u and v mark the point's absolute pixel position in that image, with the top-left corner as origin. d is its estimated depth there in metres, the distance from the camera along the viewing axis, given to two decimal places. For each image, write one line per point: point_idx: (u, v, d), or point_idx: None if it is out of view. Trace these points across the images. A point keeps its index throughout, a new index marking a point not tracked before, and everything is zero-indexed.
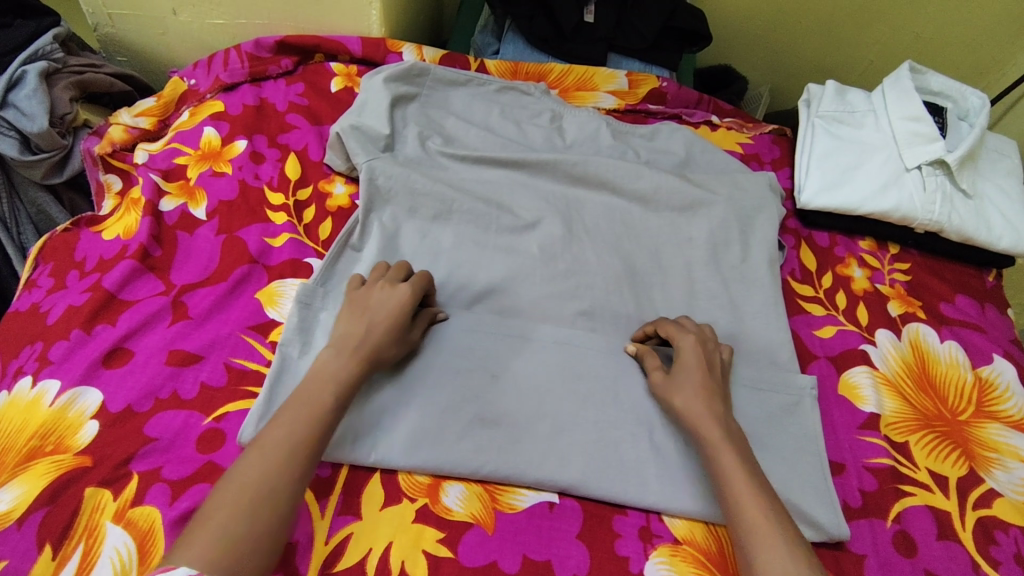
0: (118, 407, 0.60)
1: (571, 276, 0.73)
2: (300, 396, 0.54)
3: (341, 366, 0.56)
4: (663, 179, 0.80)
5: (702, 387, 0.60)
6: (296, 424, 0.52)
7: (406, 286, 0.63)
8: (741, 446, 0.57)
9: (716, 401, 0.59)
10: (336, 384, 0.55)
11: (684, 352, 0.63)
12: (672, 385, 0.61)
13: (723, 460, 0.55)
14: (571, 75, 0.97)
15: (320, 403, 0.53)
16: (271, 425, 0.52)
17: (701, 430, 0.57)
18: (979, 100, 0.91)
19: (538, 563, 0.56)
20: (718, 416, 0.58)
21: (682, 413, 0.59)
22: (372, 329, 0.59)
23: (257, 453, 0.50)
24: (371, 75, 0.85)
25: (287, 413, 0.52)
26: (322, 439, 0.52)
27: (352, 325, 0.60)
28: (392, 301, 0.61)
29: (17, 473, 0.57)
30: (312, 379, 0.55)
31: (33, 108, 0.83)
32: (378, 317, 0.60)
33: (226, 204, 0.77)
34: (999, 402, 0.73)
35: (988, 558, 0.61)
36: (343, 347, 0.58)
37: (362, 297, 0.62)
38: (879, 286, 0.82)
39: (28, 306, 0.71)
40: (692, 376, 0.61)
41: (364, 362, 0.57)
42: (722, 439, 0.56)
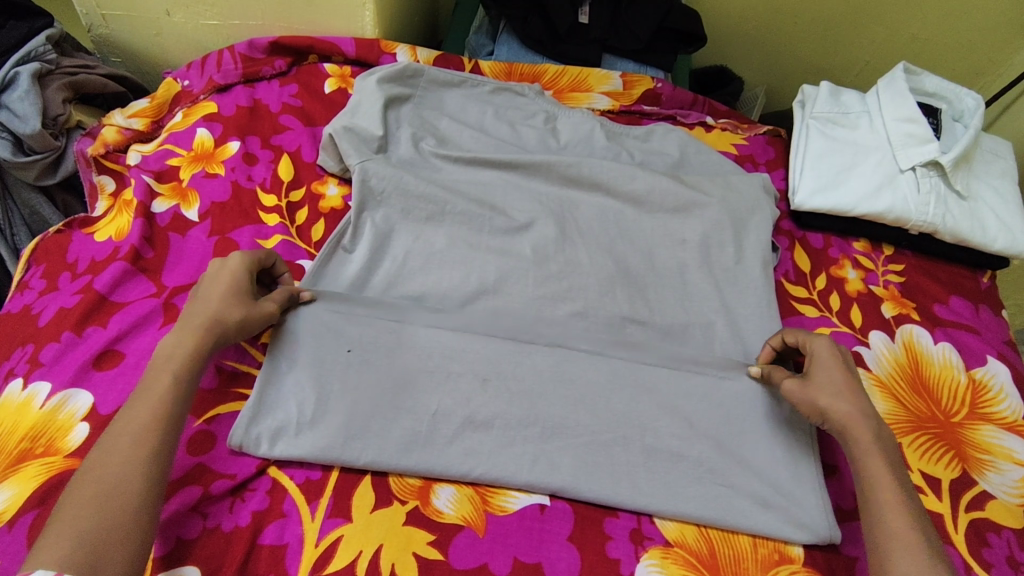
0: (108, 410, 0.60)
1: (564, 277, 0.73)
2: (144, 386, 0.54)
3: (180, 341, 0.56)
4: (657, 180, 0.80)
5: (851, 386, 0.61)
6: (138, 414, 0.52)
7: (236, 256, 0.63)
8: (893, 453, 0.57)
9: (867, 401, 0.60)
10: (178, 364, 0.55)
11: (820, 354, 0.63)
12: (814, 388, 0.61)
13: (869, 467, 0.56)
14: (566, 76, 0.97)
15: (163, 387, 0.54)
16: (119, 417, 0.52)
17: (854, 434, 0.58)
18: (974, 101, 0.91)
19: (528, 565, 0.55)
20: (868, 417, 0.59)
21: (835, 412, 0.59)
22: (207, 302, 0.59)
23: (100, 450, 0.50)
24: (365, 76, 0.85)
25: (130, 405, 0.53)
26: (173, 422, 0.53)
27: (190, 306, 0.60)
28: (221, 272, 0.61)
29: (8, 475, 0.57)
30: (154, 366, 0.55)
31: (26, 109, 0.83)
32: (212, 290, 0.60)
33: (218, 206, 0.77)
34: (992, 403, 0.73)
35: (981, 561, 0.61)
36: (179, 327, 0.58)
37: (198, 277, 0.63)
38: (873, 288, 0.81)
39: (20, 308, 0.71)
40: (835, 375, 0.61)
41: (201, 334, 0.57)
42: (872, 444, 0.57)
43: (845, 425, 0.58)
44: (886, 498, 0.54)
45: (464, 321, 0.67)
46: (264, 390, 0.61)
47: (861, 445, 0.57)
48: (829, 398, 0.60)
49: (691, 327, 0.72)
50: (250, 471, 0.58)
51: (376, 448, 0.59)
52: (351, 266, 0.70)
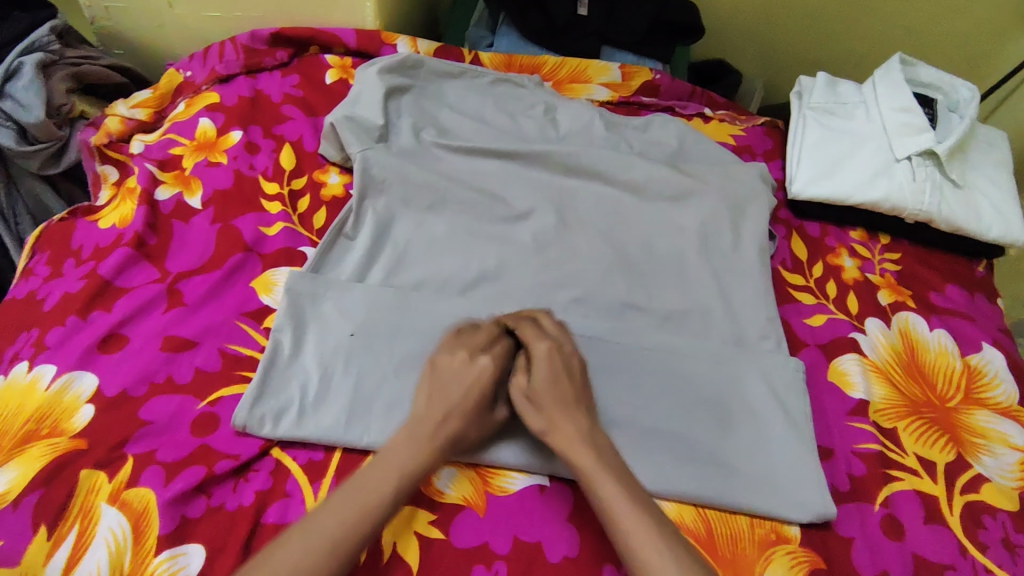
0: (113, 392, 0.61)
1: (563, 264, 0.73)
2: (365, 484, 0.50)
3: (415, 458, 0.52)
4: (654, 169, 0.82)
5: (562, 402, 0.56)
6: (347, 519, 0.47)
7: (488, 361, 0.58)
8: (615, 463, 0.53)
9: (581, 416, 0.56)
10: (402, 475, 0.51)
11: (539, 361, 0.58)
12: (529, 402, 0.57)
13: (590, 475, 0.52)
14: (565, 67, 0.98)
15: (380, 498, 0.49)
16: (322, 514, 0.48)
17: (571, 453, 0.54)
18: (969, 92, 0.91)
19: (529, 544, 0.56)
20: (583, 433, 0.55)
21: (548, 433, 0.55)
22: (449, 416, 0.55)
23: (297, 545, 0.46)
24: (366, 67, 0.86)
25: (346, 502, 0.48)
26: (367, 541, 0.48)
27: (431, 406, 0.55)
28: (484, 381, 0.57)
29: (13, 455, 0.57)
30: (378, 464, 0.51)
31: (30, 99, 0.84)
32: (454, 401, 0.55)
33: (220, 193, 0.77)
34: (987, 389, 0.73)
35: (975, 542, 0.62)
36: (419, 428, 0.54)
37: (455, 364, 0.57)
38: (869, 276, 0.82)
39: (24, 294, 0.71)
40: (560, 388, 0.57)
41: (435, 451, 0.53)
42: (590, 452, 0.53)
43: (559, 444, 0.54)
44: (614, 510, 0.50)
45: (465, 306, 0.67)
46: (268, 371, 0.62)
47: (579, 462, 0.53)
48: (532, 417, 0.56)
49: (689, 312, 0.73)
50: (253, 452, 0.59)
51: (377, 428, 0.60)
52: (354, 253, 0.71)
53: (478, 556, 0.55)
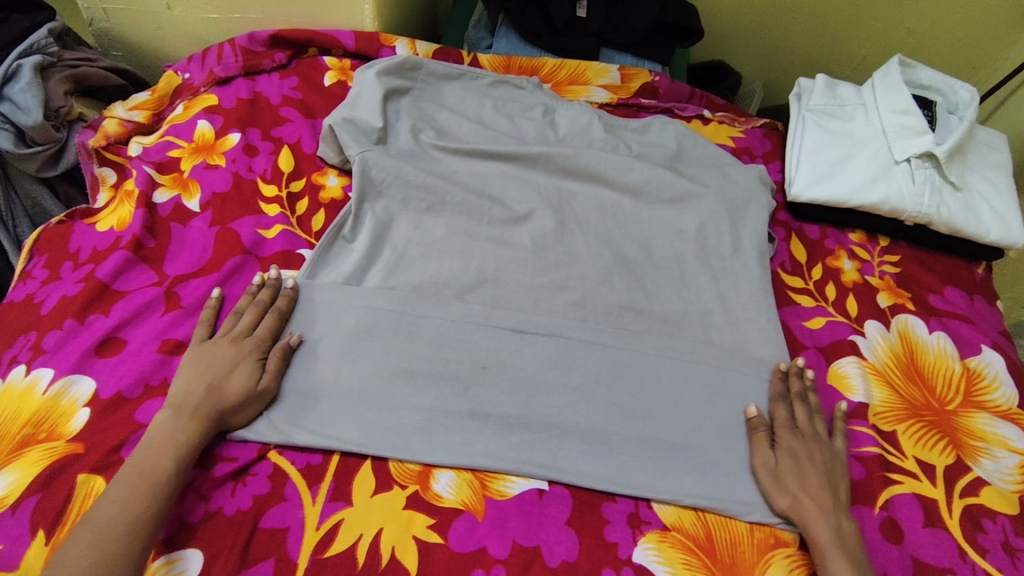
0: (110, 395, 0.61)
1: (561, 268, 0.73)
2: (138, 463, 0.53)
3: (182, 427, 0.56)
4: (654, 171, 0.81)
5: (809, 482, 0.60)
6: (126, 500, 0.51)
7: (251, 337, 0.63)
8: (852, 547, 0.56)
9: (824, 494, 0.59)
10: (175, 447, 0.54)
11: (799, 445, 0.62)
12: (776, 480, 0.61)
13: (832, 566, 0.55)
14: (564, 69, 0.98)
15: (157, 471, 0.53)
16: (99, 501, 0.51)
17: (812, 527, 0.57)
18: (969, 93, 0.91)
19: (528, 549, 0.56)
20: (827, 512, 0.58)
21: (791, 508, 0.59)
22: (214, 385, 0.59)
23: (82, 531, 0.49)
24: (364, 69, 0.86)
25: (121, 484, 0.52)
26: (160, 509, 0.52)
27: (193, 383, 0.59)
28: (237, 357, 0.61)
29: (10, 459, 0.57)
30: (149, 445, 0.55)
31: (28, 101, 0.83)
32: (221, 374, 0.59)
33: (219, 196, 0.77)
34: (986, 392, 0.73)
35: (975, 546, 0.62)
36: (181, 405, 0.57)
37: (206, 352, 0.61)
38: (869, 278, 0.82)
39: (22, 297, 0.71)
40: (805, 468, 0.61)
41: (202, 418, 0.57)
42: (832, 541, 0.56)
43: (804, 518, 0.58)
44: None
45: (463, 311, 0.67)
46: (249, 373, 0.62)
47: (818, 539, 0.56)
48: (778, 494, 0.60)
49: (688, 315, 0.72)
50: (251, 456, 0.59)
51: (375, 433, 0.60)
52: (352, 256, 0.71)
53: (477, 561, 0.55)
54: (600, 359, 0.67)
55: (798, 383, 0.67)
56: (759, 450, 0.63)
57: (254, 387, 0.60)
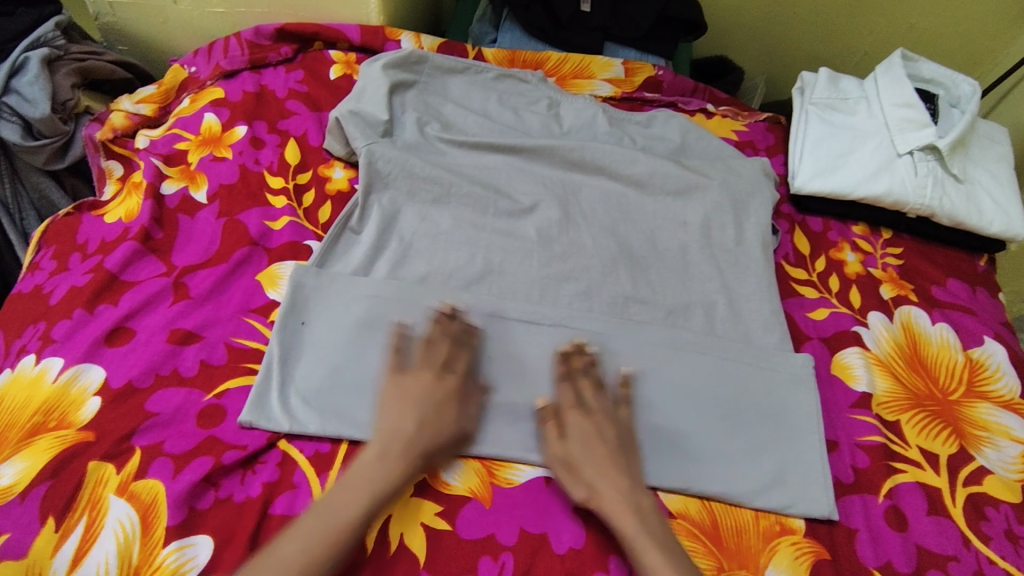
0: (120, 384, 0.61)
1: (567, 258, 0.74)
2: (332, 502, 0.52)
3: (385, 472, 0.54)
4: (659, 164, 0.82)
5: (601, 466, 0.57)
6: (319, 540, 0.50)
7: (453, 379, 0.61)
8: (655, 526, 0.55)
9: (620, 477, 0.57)
10: (371, 492, 0.53)
11: (575, 428, 0.60)
12: (567, 469, 0.58)
13: (646, 556, 0.52)
14: (569, 63, 0.98)
15: (350, 515, 0.51)
16: (292, 534, 0.50)
17: (613, 518, 0.55)
18: (971, 87, 0.92)
19: (535, 536, 0.57)
20: (625, 494, 0.56)
21: (592, 499, 0.56)
22: (421, 430, 0.57)
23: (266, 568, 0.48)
24: (370, 62, 0.86)
25: (309, 523, 0.51)
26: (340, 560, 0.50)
27: (398, 422, 0.58)
28: (437, 396, 0.60)
29: (20, 447, 0.58)
30: (347, 485, 0.53)
31: (35, 94, 0.84)
32: (427, 416, 0.58)
33: (226, 188, 0.77)
34: (989, 382, 0.74)
35: (979, 534, 0.62)
36: (387, 445, 0.56)
37: (406, 387, 0.60)
38: (872, 270, 0.83)
39: (31, 288, 0.72)
40: (594, 449, 0.58)
41: (405, 468, 0.55)
42: (637, 529, 0.54)
43: (604, 507, 0.56)
44: None
45: (470, 300, 0.68)
46: (287, 362, 0.63)
47: (625, 527, 0.54)
48: (575, 486, 0.57)
49: (693, 306, 0.73)
50: (260, 443, 0.59)
51: None
52: (359, 247, 0.71)
53: (484, 547, 0.55)
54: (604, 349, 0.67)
55: (580, 360, 0.64)
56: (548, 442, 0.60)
57: (455, 429, 0.59)
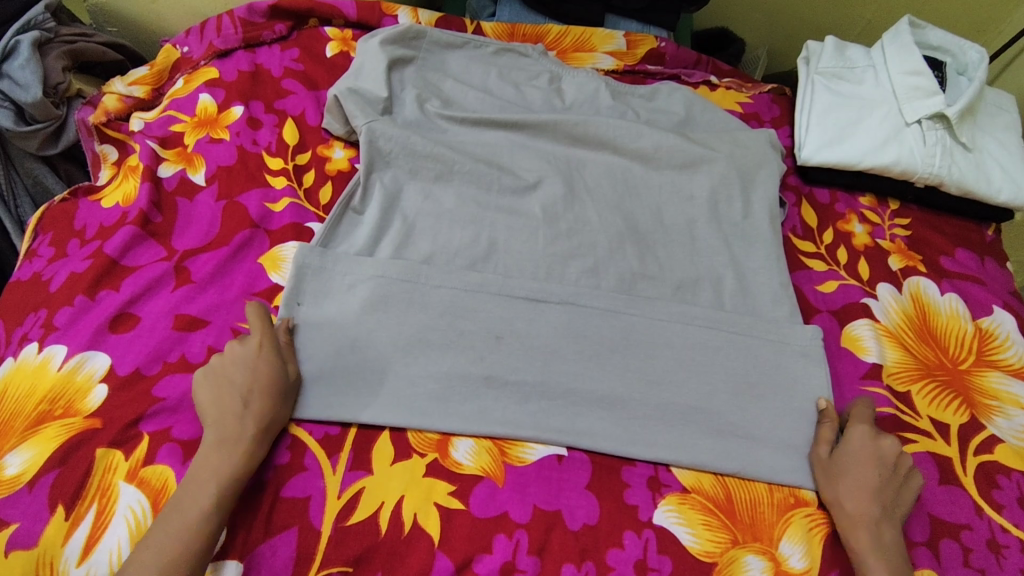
0: (126, 370, 0.60)
1: (574, 236, 0.73)
2: (182, 501, 0.50)
3: (226, 455, 0.53)
4: (663, 138, 0.81)
5: (859, 486, 0.58)
6: (172, 543, 0.48)
7: (256, 335, 0.59)
8: (893, 558, 0.55)
9: (871, 500, 0.57)
10: (218, 481, 0.52)
11: (855, 441, 0.61)
12: (826, 473, 0.60)
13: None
14: (570, 36, 0.96)
15: (201, 509, 0.50)
16: (147, 543, 0.49)
17: (850, 531, 0.56)
18: (978, 54, 0.90)
19: (549, 513, 0.56)
20: (869, 519, 0.56)
21: (835, 507, 0.58)
22: (249, 400, 0.55)
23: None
24: (367, 38, 0.84)
25: (161, 528, 0.49)
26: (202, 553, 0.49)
27: (225, 405, 0.56)
28: (250, 358, 0.58)
29: (26, 436, 0.57)
30: (190, 482, 0.52)
31: (27, 78, 0.82)
32: (243, 384, 0.56)
33: (224, 169, 0.76)
34: (999, 350, 0.74)
35: (991, 502, 0.62)
36: (223, 434, 0.54)
37: (213, 370, 0.57)
38: (880, 242, 0.82)
39: (29, 275, 0.70)
40: (862, 470, 0.59)
41: (248, 444, 0.54)
42: (874, 551, 0.55)
43: (844, 521, 0.57)
44: None
45: (476, 280, 0.67)
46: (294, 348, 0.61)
47: (859, 551, 0.55)
48: (826, 489, 0.59)
49: (701, 280, 0.72)
50: None
51: (394, 402, 0.60)
52: (362, 228, 0.70)
53: (499, 526, 0.55)
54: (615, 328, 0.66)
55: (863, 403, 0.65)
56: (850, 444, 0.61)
57: (280, 384, 0.57)
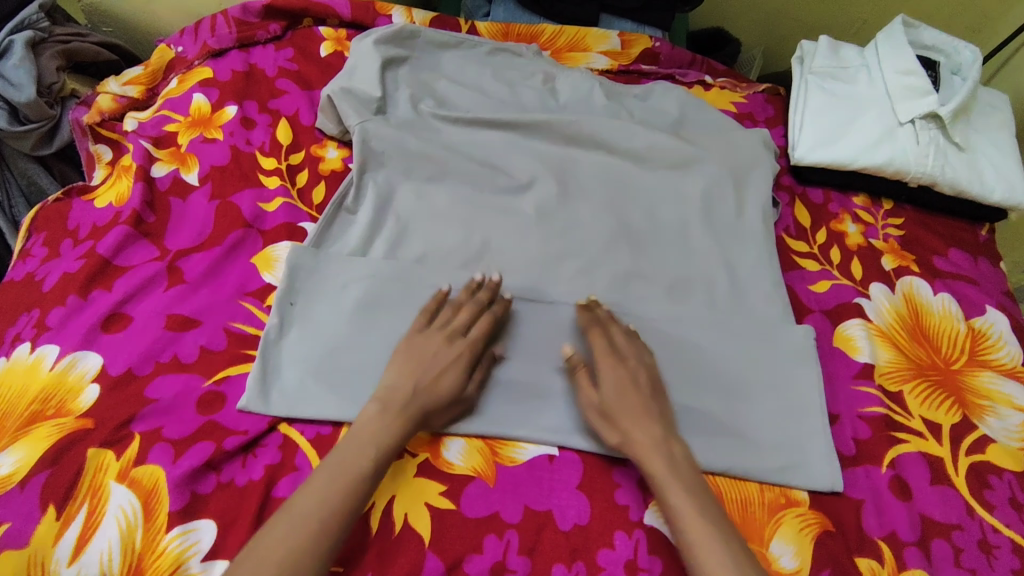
0: (118, 370, 0.60)
1: (566, 236, 0.73)
2: (343, 458, 0.52)
3: (386, 426, 0.54)
4: (656, 138, 0.81)
5: (634, 411, 0.58)
6: (330, 494, 0.50)
7: (467, 336, 0.61)
8: (689, 477, 0.55)
9: (654, 424, 0.57)
10: (378, 450, 0.53)
11: (606, 372, 0.60)
12: (600, 414, 0.59)
13: (670, 496, 0.54)
14: (564, 35, 0.96)
15: (360, 473, 0.51)
16: (309, 488, 0.50)
17: (643, 460, 0.56)
18: (972, 53, 0.91)
19: (539, 513, 0.56)
20: (659, 441, 0.57)
21: (624, 443, 0.57)
22: (426, 387, 0.57)
23: (285, 523, 0.48)
24: (361, 38, 0.84)
25: (324, 479, 0.51)
26: (351, 514, 0.50)
27: (400, 381, 0.58)
28: (449, 351, 0.59)
29: (18, 436, 0.57)
30: (352, 443, 0.53)
31: (21, 78, 0.83)
32: (431, 373, 0.58)
33: (218, 169, 0.76)
34: (991, 350, 0.74)
35: (982, 502, 0.62)
36: (391, 405, 0.56)
37: (423, 344, 0.60)
38: (873, 241, 0.82)
39: (23, 275, 0.71)
40: (627, 397, 0.58)
41: (409, 424, 0.55)
42: (666, 471, 0.55)
43: (636, 452, 0.56)
44: (686, 518, 0.52)
45: (468, 281, 0.67)
46: (292, 347, 0.62)
47: (652, 472, 0.55)
48: (608, 431, 0.58)
49: (693, 280, 0.72)
50: (261, 427, 0.58)
51: None
52: (355, 228, 0.70)
53: (489, 526, 0.55)
54: None
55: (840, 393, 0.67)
56: (583, 392, 0.60)
57: (460, 392, 0.59)
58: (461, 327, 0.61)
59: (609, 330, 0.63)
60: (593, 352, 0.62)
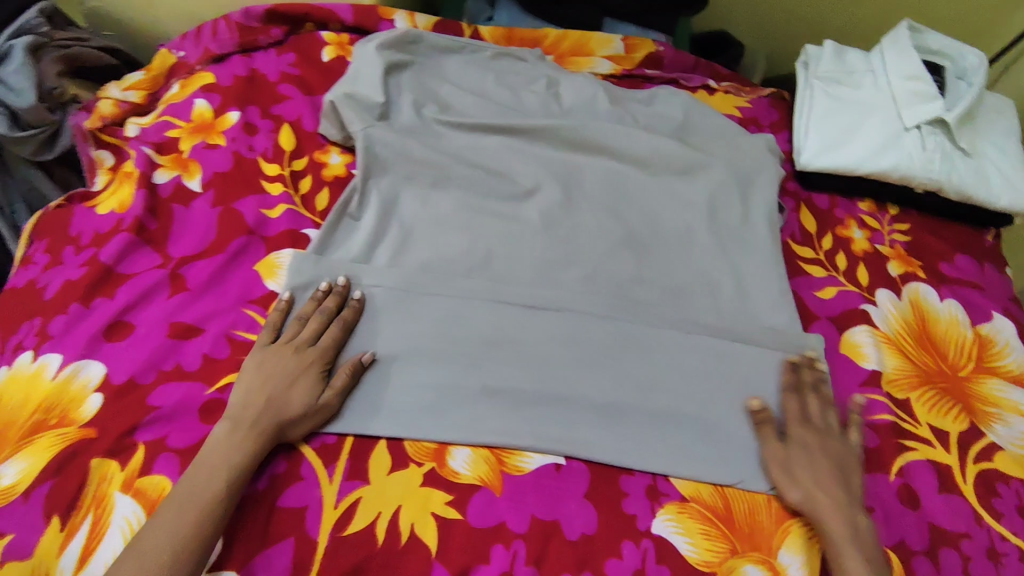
0: (121, 379, 0.60)
1: (571, 243, 0.72)
2: (190, 484, 0.51)
3: (239, 445, 0.54)
4: (661, 143, 0.80)
5: (820, 476, 0.58)
6: (176, 524, 0.49)
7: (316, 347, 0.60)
8: (868, 544, 0.55)
9: (838, 487, 0.58)
10: (229, 469, 0.52)
11: (800, 438, 0.61)
12: (783, 469, 0.59)
13: (850, 565, 0.54)
14: (565, 42, 0.96)
15: (211, 495, 0.51)
16: (154, 520, 0.50)
17: (826, 521, 0.56)
18: (977, 58, 0.90)
19: (547, 523, 0.56)
20: (843, 508, 0.57)
21: (803, 502, 0.58)
22: (275, 403, 0.56)
23: (131, 560, 0.48)
24: (364, 43, 0.84)
25: (169, 509, 0.50)
26: (208, 539, 0.50)
27: (251, 398, 0.57)
28: (298, 364, 0.59)
29: (21, 446, 0.56)
30: (201, 466, 0.53)
31: (21, 83, 0.82)
32: (281, 387, 0.57)
33: (220, 176, 0.76)
34: (998, 357, 0.73)
35: (990, 510, 0.62)
36: (239, 422, 0.55)
37: (267, 360, 0.59)
38: (879, 247, 0.81)
39: (24, 283, 0.70)
40: (817, 463, 0.59)
41: (260, 440, 0.55)
42: (848, 538, 0.55)
43: (816, 511, 0.57)
44: None
45: (473, 288, 0.66)
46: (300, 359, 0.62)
47: (833, 537, 0.55)
48: (788, 485, 0.58)
49: (699, 287, 0.72)
50: None
51: (390, 413, 0.60)
52: (358, 235, 0.70)
53: (497, 537, 0.55)
54: (612, 335, 0.66)
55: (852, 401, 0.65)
56: (767, 443, 0.61)
57: (314, 402, 0.58)
58: (309, 338, 0.61)
59: (807, 399, 0.64)
60: (786, 415, 0.63)
